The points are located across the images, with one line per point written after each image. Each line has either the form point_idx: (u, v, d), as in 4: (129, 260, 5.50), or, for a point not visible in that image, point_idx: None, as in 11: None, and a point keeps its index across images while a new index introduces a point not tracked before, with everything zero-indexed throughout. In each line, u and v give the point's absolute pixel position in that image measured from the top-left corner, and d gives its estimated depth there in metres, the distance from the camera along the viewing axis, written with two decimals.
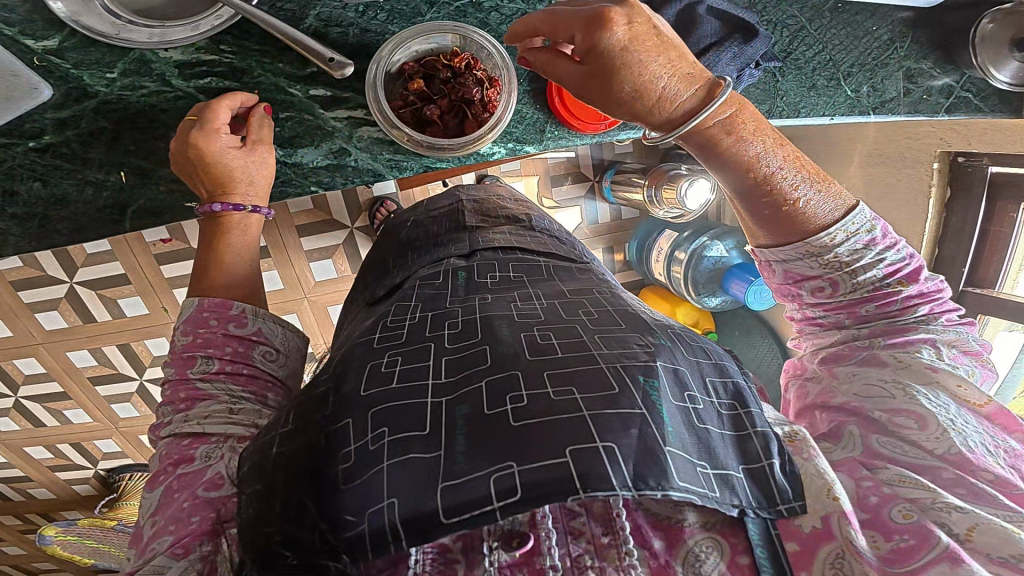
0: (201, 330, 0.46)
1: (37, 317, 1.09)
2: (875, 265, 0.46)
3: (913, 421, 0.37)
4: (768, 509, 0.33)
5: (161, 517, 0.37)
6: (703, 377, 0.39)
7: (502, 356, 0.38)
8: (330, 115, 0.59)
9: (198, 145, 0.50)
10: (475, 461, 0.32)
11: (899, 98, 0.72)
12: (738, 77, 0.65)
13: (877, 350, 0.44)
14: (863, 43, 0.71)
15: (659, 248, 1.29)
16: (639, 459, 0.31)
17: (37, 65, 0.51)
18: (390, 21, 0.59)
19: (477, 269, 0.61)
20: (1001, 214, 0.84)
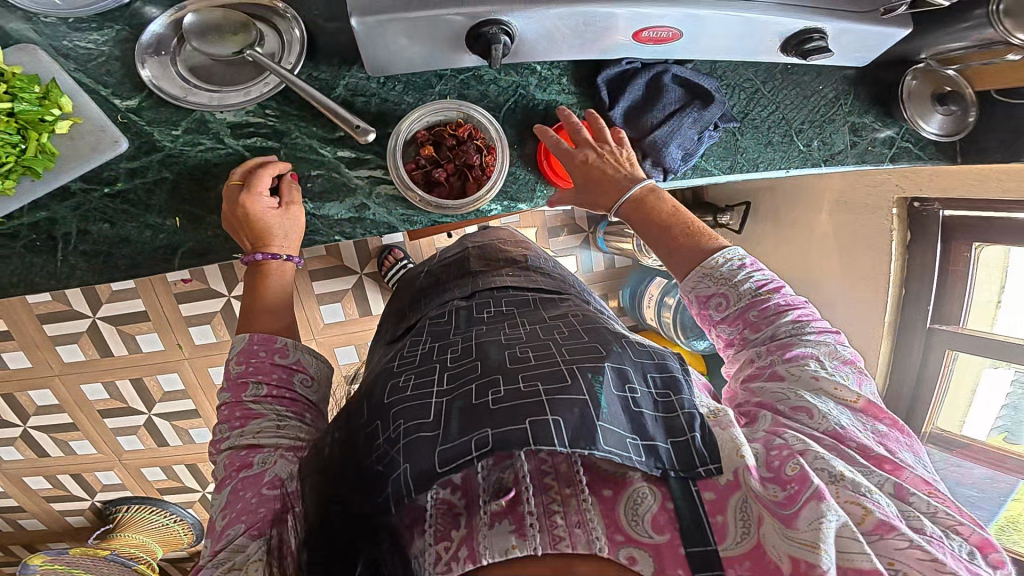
0: (252, 360, 0.54)
1: (57, 349, 1.20)
2: (747, 280, 0.58)
3: (805, 413, 0.49)
4: (687, 472, 0.45)
5: (233, 513, 0.45)
6: (644, 376, 0.52)
7: (489, 367, 0.51)
8: (353, 174, 0.69)
9: (246, 206, 0.60)
10: (464, 431, 0.44)
11: (846, 150, 0.82)
12: (701, 138, 0.76)
13: (776, 367, 0.53)
14: (811, 102, 0.82)
15: (650, 294, 1.38)
16: (577, 427, 0.44)
17: (120, 121, 0.63)
18: (405, 92, 0.71)
19: (476, 306, 0.69)
20: (956, 254, 0.96)
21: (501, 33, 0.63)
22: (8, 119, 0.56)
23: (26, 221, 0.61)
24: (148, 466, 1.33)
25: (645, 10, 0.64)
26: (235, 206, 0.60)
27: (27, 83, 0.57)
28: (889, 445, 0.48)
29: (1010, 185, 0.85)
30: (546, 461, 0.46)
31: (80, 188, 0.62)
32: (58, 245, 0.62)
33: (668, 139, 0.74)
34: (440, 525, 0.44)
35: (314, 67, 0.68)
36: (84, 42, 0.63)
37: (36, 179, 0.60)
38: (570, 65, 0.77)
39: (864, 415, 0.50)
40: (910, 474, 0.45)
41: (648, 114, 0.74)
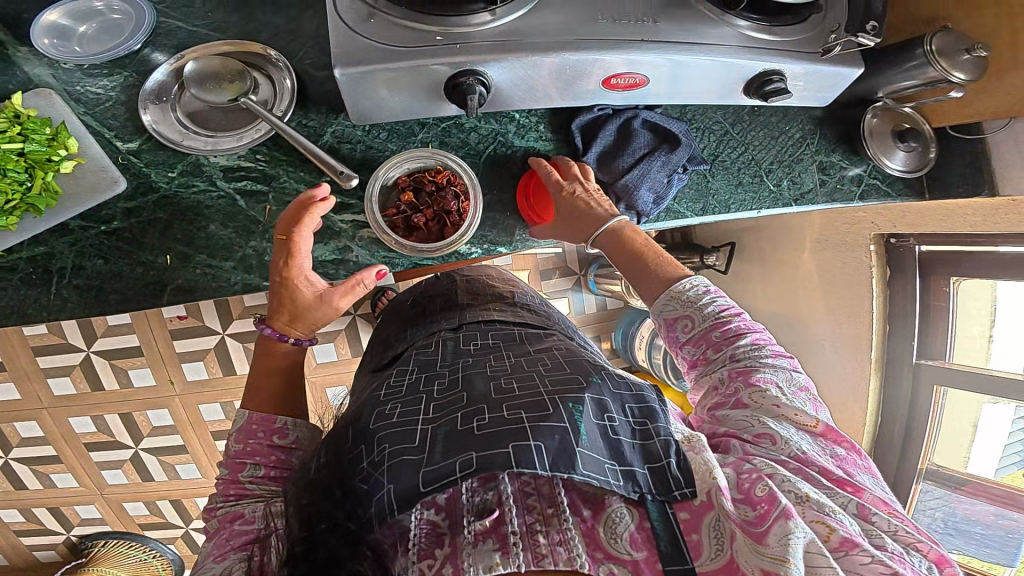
0: (251, 440, 0.53)
1: (49, 381, 1.23)
2: (711, 304, 0.60)
3: (768, 439, 0.49)
4: (664, 495, 0.45)
5: (209, 553, 0.45)
6: (624, 404, 0.52)
7: (475, 396, 0.52)
8: (338, 219, 0.74)
9: (288, 274, 0.62)
10: (447, 454, 0.46)
11: (816, 188, 0.86)
12: (671, 181, 0.79)
13: (740, 395, 0.53)
14: (779, 142, 0.86)
15: (641, 335, 1.38)
16: (557, 453, 0.45)
17: (120, 162, 0.68)
18: (389, 139, 0.76)
19: (463, 337, 0.71)
20: (936, 289, 0.97)
21: (476, 83, 0.68)
22: (19, 159, 0.61)
23: (25, 254, 0.66)
24: (130, 501, 1.34)
25: (609, 58, 0.69)
26: (281, 269, 0.62)
27: (41, 125, 0.63)
28: (848, 469, 0.48)
29: (977, 219, 0.87)
30: (529, 482, 0.48)
31: (79, 226, 0.66)
32: (53, 279, 0.66)
33: (639, 182, 0.78)
34: (423, 544, 0.46)
35: (303, 115, 0.73)
36: (94, 88, 0.69)
37: (38, 215, 0.64)
38: (547, 112, 0.82)
39: (824, 438, 0.50)
40: (871, 495, 0.46)
41: (619, 158, 0.79)
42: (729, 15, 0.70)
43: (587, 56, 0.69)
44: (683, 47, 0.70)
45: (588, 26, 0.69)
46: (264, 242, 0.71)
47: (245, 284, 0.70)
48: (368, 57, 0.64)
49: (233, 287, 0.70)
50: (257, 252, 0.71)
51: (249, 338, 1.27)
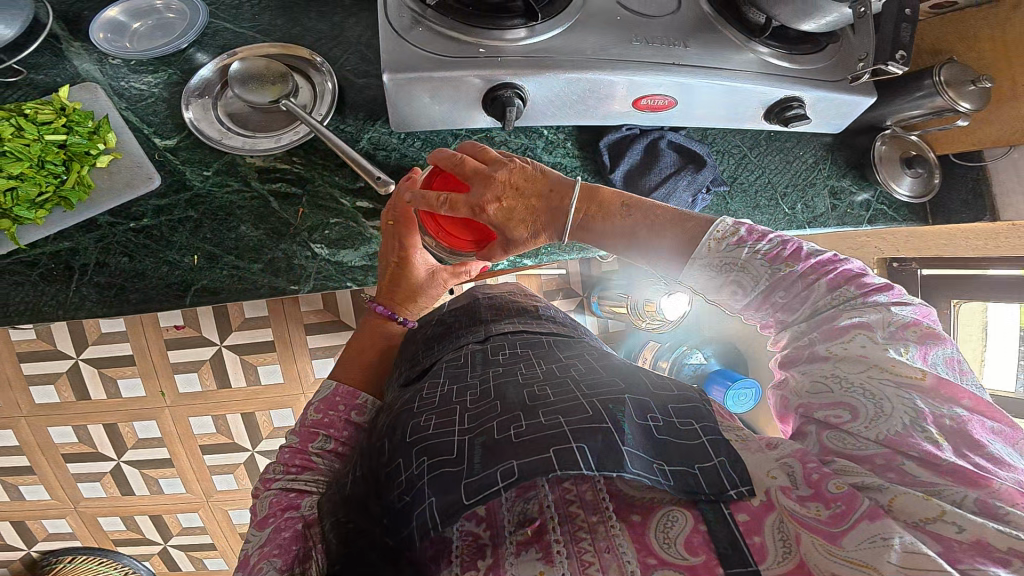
0: (331, 412, 0.66)
1: (31, 389, 1.19)
2: (756, 258, 0.54)
3: (846, 412, 0.45)
4: (719, 495, 0.42)
5: (275, 544, 0.50)
6: (664, 405, 0.51)
7: (510, 404, 0.51)
8: (370, 225, 0.73)
9: (407, 254, 0.67)
10: (487, 464, 0.44)
11: (828, 212, 0.91)
12: (694, 199, 0.82)
13: (816, 347, 0.50)
14: (794, 166, 0.91)
15: (642, 357, 1.38)
16: (603, 454, 0.43)
17: (156, 158, 0.71)
18: (424, 148, 0.78)
19: (491, 348, 0.69)
20: (940, 309, 1.05)
21: (515, 96, 0.71)
22: (60, 151, 0.67)
23: (48, 250, 0.66)
24: (107, 515, 1.34)
25: (642, 79, 0.72)
26: (398, 251, 0.67)
27: (82, 119, 0.68)
28: (971, 440, 0.41)
29: (985, 245, 0.95)
30: (571, 489, 0.46)
31: (108, 222, 0.68)
32: (74, 275, 0.66)
33: (665, 201, 0.80)
34: (465, 557, 0.45)
35: (341, 121, 0.76)
36: (138, 83, 0.74)
37: (69, 210, 0.67)
38: (575, 130, 0.84)
39: (936, 396, 0.43)
40: (999, 485, 0.39)
41: (647, 176, 0.81)
42: (753, 43, 0.76)
43: (620, 75, 0.72)
44: (712, 71, 0.74)
45: (622, 46, 0.72)
46: (294, 245, 0.70)
47: (272, 287, 0.69)
48: (420, 65, 0.67)
49: (261, 291, 0.69)
50: (287, 256, 0.70)
51: (247, 351, 1.23)
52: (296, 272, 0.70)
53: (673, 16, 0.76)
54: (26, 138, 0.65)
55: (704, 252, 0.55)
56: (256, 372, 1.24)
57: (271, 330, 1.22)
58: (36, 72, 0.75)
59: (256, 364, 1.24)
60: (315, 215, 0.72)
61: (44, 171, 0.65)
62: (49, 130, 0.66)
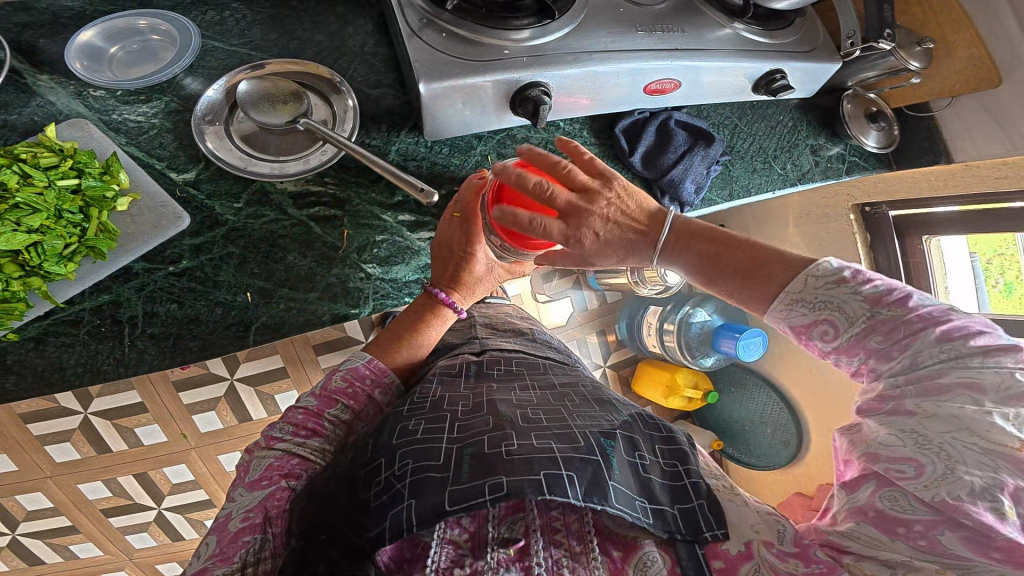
0: (357, 382, 0.66)
1: (48, 449, 1.14)
2: (853, 297, 0.50)
3: (910, 469, 0.43)
4: (694, 537, 0.50)
5: (262, 506, 0.51)
6: (651, 446, 0.60)
7: (501, 421, 0.57)
8: (415, 236, 0.74)
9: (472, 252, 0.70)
10: (475, 476, 0.49)
11: (813, 168, 0.99)
12: (709, 171, 0.88)
13: (904, 400, 0.47)
14: (777, 130, 0.99)
15: (648, 322, 1.51)
16: (590, 483, 0.49)
17: (180, 196, 0.68)
18: (452, 153, 0.80)
19: (486, 363, 0.75)
20: (912, 247, 1.21)
21: (542, 94, 0.73)
22: (75, 197, 0.63)
23: (87, 305, 0.63)
24: (165, 563, 1.34)
25: (652, 66, 0.76)
26: (463, 247, 0.70)
27: (89, 159, 0.64)
28: None
29: (937, 183, 1.14)
30: (557, 518, 0.51)
31: (145, 269, 0.65)
32: (124, 330, 0.63)
33: (684, 175, 0.85)
34: (445, 558, 0.48)
35: (366, 135, 0.77)
36: (134, 115, 0.71)
37: (99, 259, 0.64)
38: (588, 119, 0.87)
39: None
40: None
41: (664, 155, 0.86)
42: (734, 22, 0.82)
43: (635, 64, 0.75)
44: (705, 53, 0.79)
45: (628, 36, 0.76)
46: (346, 269, 0.70)
47: (334, 314, 0.68)
48: (450, 71, 0.68)
49: (322, 319, 0.68)
50: (340, 280, 0.70)
51: (260, 381, 1.20)
52: (354, 295, 0.70)
53: (666, 3, 0.81)
54: (37, 186, 0.61)
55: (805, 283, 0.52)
56: (273, 400, 1.22)
57: (280, 356, 1.18)
58: (8, 112, 0.70)
59: (272, 393, 1.21)
60: (360, 234, 0.72)
61: (63, 222, 0.62)
62: (58, 175, 0.63)
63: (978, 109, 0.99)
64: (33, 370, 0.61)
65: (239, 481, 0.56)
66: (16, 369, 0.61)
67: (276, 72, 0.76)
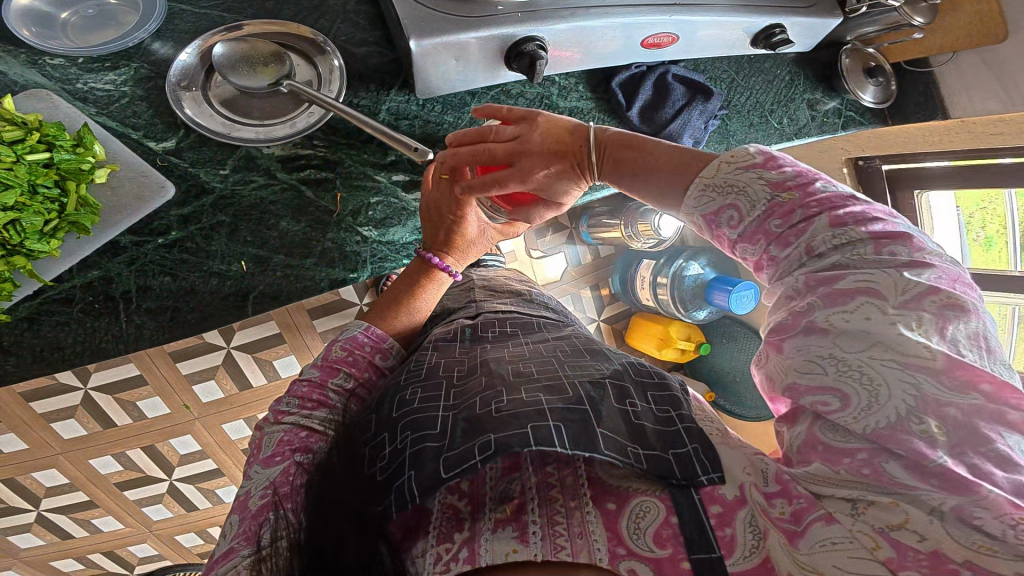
0: (357, 350, 0.66)
1: (53, 426, 1.15)
2: (757, 181, 0.49)
3: (835, 400, 0.41)
4: (690, 480, 0.45)
5: (279, 480, 0.50)
6: (646, 393, 0.57)
7: (493, 380, 0.56)
8: (411, 197, 0.74)
9: (462, 214, 0.68)
10: (466, 439, 0.48)
11: (809, 123, 0.98)
12: (707, 126, 0.87)
13: (815, 313, 0.44)
14: (774, 84, 0.97)
15: (642, 276, 1.52)
16: (578, 434, 0.47)
17: (161, 165, 0.66)
18: (445, 111, 0.79)
19: (481, 325, 0.76)
20: (904, 201, 1.24)
21: (538, 49, 0.70)
22: (48, 170, 0.59)
23: (79, 281, 0.63)
24: (183, 532, 1.41)
25: (648, 20, 0.74)
26: (456, 211, 0.68)
27: (59, 131, 0.60)
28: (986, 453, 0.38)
29: (932, 139, 1.15)
30: (552, 474, 0.48)
31: (133, 242, 0.64)
32: (119, 306, 0.63)
33: (682, 130, 0.85)
34: (442, 528, 0.46)
35: (354, 94, 0.75)
36: (101, 84, 0.67)
37: (84, 235, 0.62)
38: (584, 73, 0.85)
39: (955, 385, 0.39)
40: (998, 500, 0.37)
41: (662, 110, 0.84)
42: None
43: (630, 19, 0.73)
44: (698, 8, 0.76)
45: None
46: (342, 232, 0.70)
47: (333, 279, 0.69)
48: (440, 27, 0.66)
49: (320, 285, 0.69)
50: (337, 244, 0.70)
51: (256, 348, 1.20)
52: (352, 259, 0.70)
53: None
54: (5, 161, 0.57)
55: (711, 173, 0.52)
56: (272, 365, 1.23)
57: (275, 322, 1.19)
58: None
59: (270, 359, 1.22)
60: (354, 198, 0.71)
61: (39, 198, 0.59)
62: (27, 149, 0.58)
63: (980, 64, 0.98)
64: (32, 350, 0.61)
65: (254, 459, 0.55)
66: (15, 350, 0.61)
67: (255, 34, 0.72)
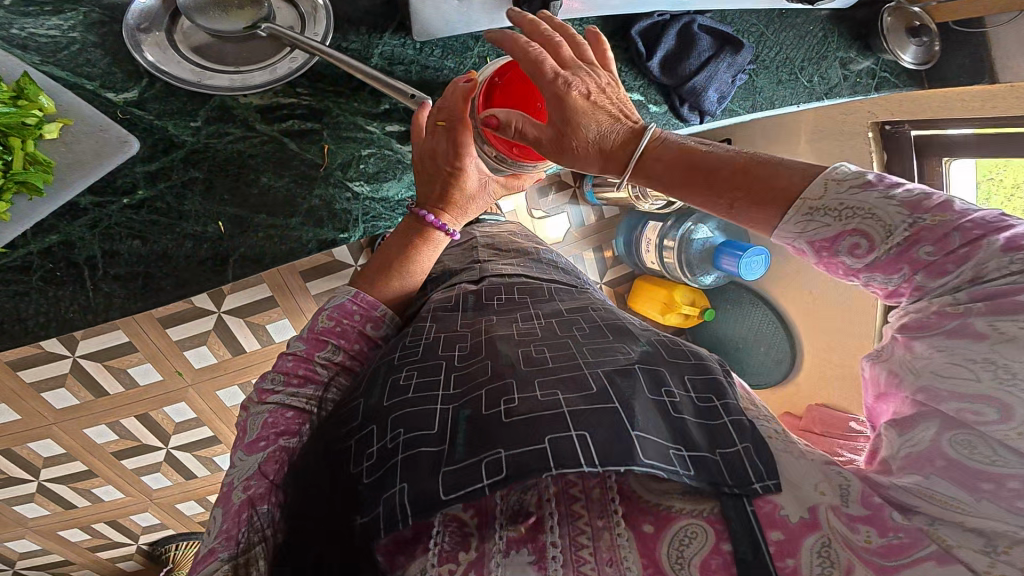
0: (345, 321, 0.62)
1: (44, 395, 1.10)
2: (888, 202, 0.41)
3: (991, 410, 0.35)
4: (743, 488, 0.41)
5: (260, 474, 0.49)
6: (682, 377, 0.53)
7: (501, 368, 0.52)
8: (405, 149, 0.71)
9: (459, 166, 0.62)
10: (470, 452, 0.44)
11: (841, 83, 0.90)
12: (734, 81, 0.80)
13: (972, 320, 0.37)
14: (807, 41, 0.89)
15: (648, 239, 1.47)
16: (606, 444, 0.42)
17: (122, 117, 0.60)
18: (445, 56, 0.72)
19: (485, 292, 0.72)
20: None
21: None
22: None
23: (36, 247, 0.57)
24: (183, 501, 1.36)
25: None
26: (452, 160, 0.62)
27: None
28: None
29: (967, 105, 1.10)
30: (575, 484, 0.44)
31: (95, 203, 0.59)
32: (84, 273, 0.59)
33: (707, 83, 0.78)
34: (449, 543, 0.42)
35: (342, 37, 0.67)
36: (42, 30, 0.58)
37: (36, 196, 0.56)
38: (600, 18, 0.77)
39: None
40: None
41: (686, 61, 0.77)
42: None
43: None
44: None
45: None
46: (330, 189, 0.67)
47: (322, 240, 0.66)
48: None
49: (309, 246, 0.65)
50: (325, 202, 0.66)
51: (248, 312, 1.17)
52: (342, 218, 0.67)
53: None
54: None
55: (821, 194, 0.44)
56: (266, 330, 1.19)
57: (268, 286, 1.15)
58: None
59: (263, 323, 1.19)
60: (344, 149, 0.67)
61: None
62: None
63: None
64: None
65: (238, 442, 0.54)
66: None
67: None
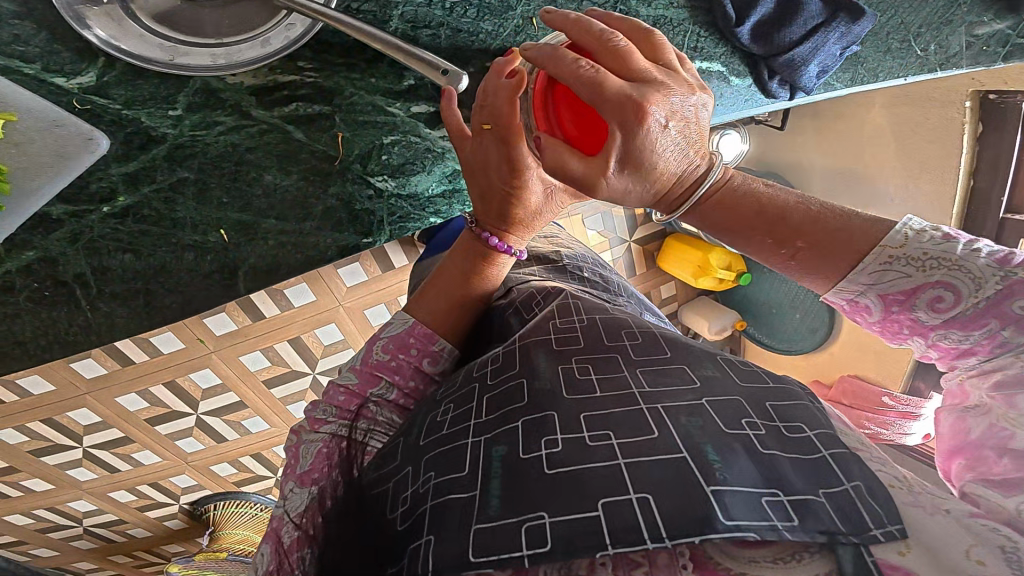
0: (402, 354, 0.55)
1: (74, 365, 1.06)
2: (977, 254, 0.38)
3: None
4: (860, 537, 0.33)
5: (308, 510, 0.46)
6: (763, 404, 0.43)
7: (539, 394, 0.45)
8: (436, 134, 0.59)
9: (520, 187, 0.49)
10: (507, 509, 0.38)
11: (963, 52, 0.72)
12: (841, 54, 0.65)
13: None
14: (930, 3, 0.72)
15: None
16: (672, 509, 0.35)
17: (79, 108, 0.50)
18: (481, 17, 0.59)
19: (522, 304, 0.61)
20: None
21: None
22: None
23: (12, 265, 0.50)
24: (217, 463, 1.34)
25: None
26: (508, 179, 0.49)
27: None
28: None
29: None
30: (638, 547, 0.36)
31: (68, 212, 0.51)
32: (77, 292, 0.51)
33: (811, 56, 0.63)
34: None
35: None
36: None
37: None
38: None
39: None
40: None
41: (786, 29, 0.62)
42: None
43: None
44: None
45: None
46: (349, 184, 0.56)
47: (343, 245, 0.56)
48: None
49: (328, 254, 0.56)
50: (343, 201, 0.56)
51: None
52: (364, 220, 0.57)
53: None
54: None
55: (900, 243, 0.39)
56: (285, 295, 1.14)
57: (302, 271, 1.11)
58: None
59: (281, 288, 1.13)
60: (362, 137, 0.56)
61: None
62: None
63: None
64: None
65: (288, 471, 0.50)
66: None
67: None
